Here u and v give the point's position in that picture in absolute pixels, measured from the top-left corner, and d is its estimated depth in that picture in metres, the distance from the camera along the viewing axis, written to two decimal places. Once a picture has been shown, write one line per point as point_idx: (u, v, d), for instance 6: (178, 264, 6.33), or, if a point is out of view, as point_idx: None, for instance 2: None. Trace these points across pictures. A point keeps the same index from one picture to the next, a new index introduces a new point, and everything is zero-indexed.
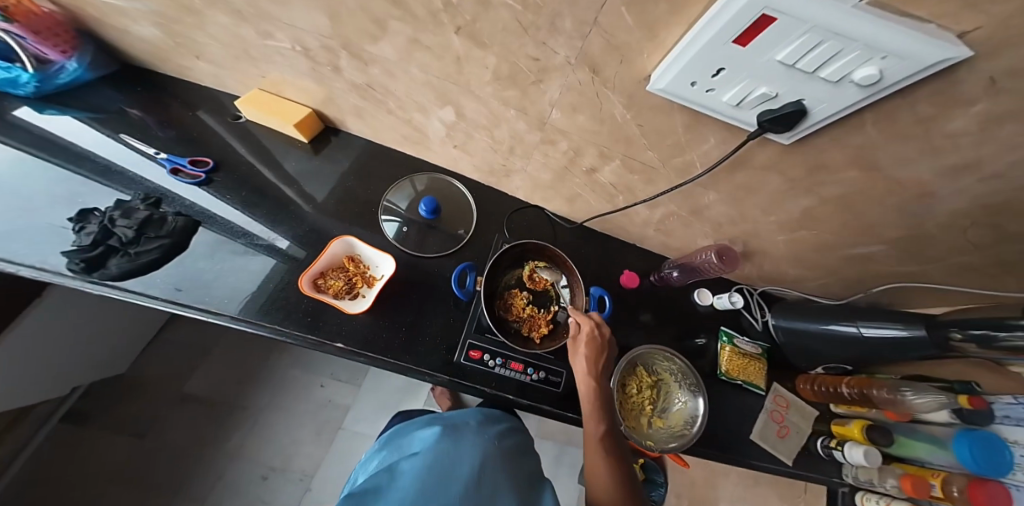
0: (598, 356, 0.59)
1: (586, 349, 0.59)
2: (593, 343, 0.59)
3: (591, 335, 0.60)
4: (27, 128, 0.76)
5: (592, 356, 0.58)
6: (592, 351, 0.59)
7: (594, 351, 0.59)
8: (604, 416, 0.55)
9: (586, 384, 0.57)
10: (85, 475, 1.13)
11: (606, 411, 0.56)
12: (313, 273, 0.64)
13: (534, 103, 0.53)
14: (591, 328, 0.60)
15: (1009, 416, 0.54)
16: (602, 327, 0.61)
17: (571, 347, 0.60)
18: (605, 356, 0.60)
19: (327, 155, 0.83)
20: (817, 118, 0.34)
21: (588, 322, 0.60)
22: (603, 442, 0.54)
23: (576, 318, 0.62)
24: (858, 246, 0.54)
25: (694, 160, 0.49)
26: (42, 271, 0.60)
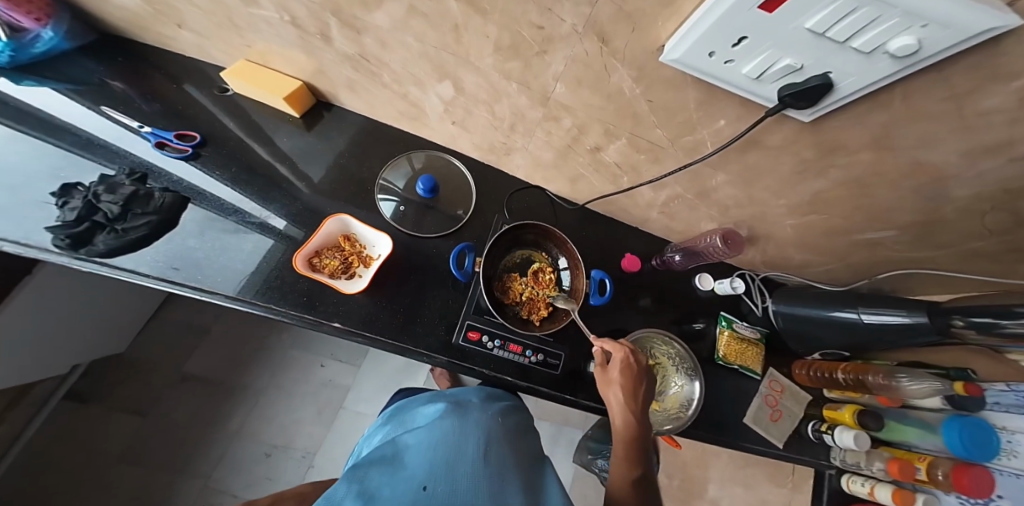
0: (635, 388, 0.54)
1: (620, 380, 0.54)
2: (629, 372, 0.55)
3: (626, 364, 0.55)
4: (5, 100, 0.74)
5: (628, 389, 0.54)
6: (627, 382, 0.54)
7: (629, 381, 0.54)
8: (639, 457, 0.51)
9: (623, 419, 0.53)
10: (91, 452, 1.14)
11: (641, 450, 0.52)
12: (309, 252, 0.63)
13: (538, 76, 0.50)
14: (626, 355, 0.55)
15: (999, 403, 0.57)
16: (638, 355, 0.56)
17: (603, 374, 0.56)
18: (642, 387, 0.55)
19: (321, 131, 0.80)
20: (844, 92, 0.32)
21: (621, 349, 0.55)
22: (635, 485, 0.50)
23: (608, 345, 0.57)
24: (866, 231, 0.53)
25: (704, 139, 0.48)
26: (27, 247, 0.59)
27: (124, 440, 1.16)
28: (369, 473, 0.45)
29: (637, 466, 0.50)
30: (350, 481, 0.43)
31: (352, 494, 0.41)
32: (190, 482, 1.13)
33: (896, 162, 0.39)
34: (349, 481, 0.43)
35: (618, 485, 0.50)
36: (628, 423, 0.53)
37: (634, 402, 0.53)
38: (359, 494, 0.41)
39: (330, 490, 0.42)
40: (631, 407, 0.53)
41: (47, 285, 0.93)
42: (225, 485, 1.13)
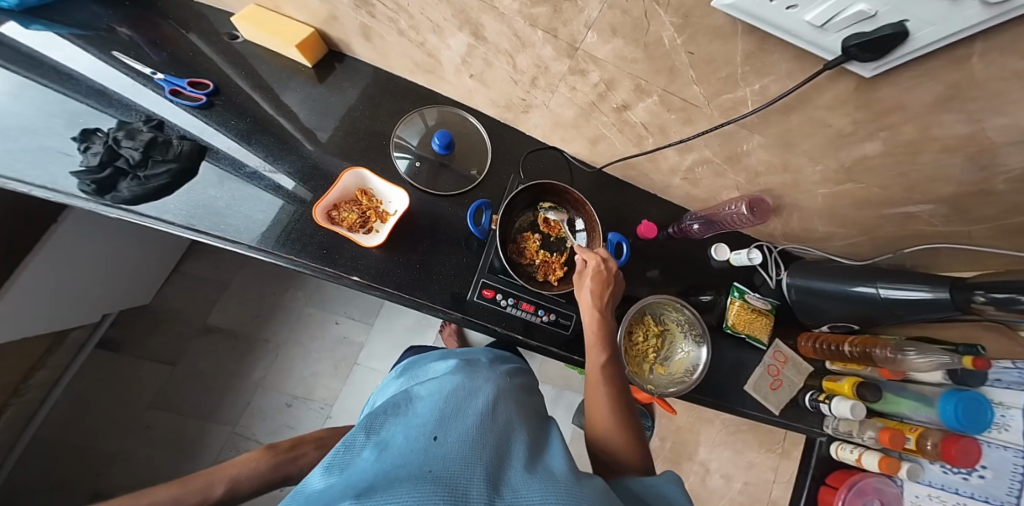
0: (603, 290, 0.55)
1: (591, 283, 0.55)
2: (599, 276, 0.56)
3: (598, 269, 0.56)
4: (13, 45, 0.72)
5: (596, 288, 0.55)
6: (596, 284, 0.55)
7: (599, 283, 0.56)
8: (607, 346, 0.52)
9: (590, 317, 0.54)
10: (123, 395, 1.20)
11: (609, 340, 0.53)
12: (327, 204, 0.63)
13: (567, 24, 0.47)
14: (597, 262, 0.57)
15: (1001, 380, 0.60)
16: (609, 262, 0.58)
17: (576, 281, 0.58)
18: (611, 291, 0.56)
19: (333, 82, 0.77)
20: (922, 42, 0.29)
21: (593, 255, 0.57)
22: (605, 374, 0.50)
23: (582, 253, 0.58)
24: (904, 202, 0.51)
25: (745, 98, 0.46)
26: (55, 192, 0.60)
27: (153, 387, 1.22)
28: (384, 423, 0.47)
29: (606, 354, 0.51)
30: (366, 431, 0.45)
31: (368, 443, 0.43)
32: (219, 428, 1.20)
33: (950, 127, 0.37)
34: (366, 431, 0.45)
35: (591, 374, 0.51)
36: (596, 320, 0.54)
37: (602, 301, 0.55)
38: (374, 442, 0.43)
39: (348, 438, 0.44)
40: (600, 306, 0.54)
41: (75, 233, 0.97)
42: (251, 431, 1.20)
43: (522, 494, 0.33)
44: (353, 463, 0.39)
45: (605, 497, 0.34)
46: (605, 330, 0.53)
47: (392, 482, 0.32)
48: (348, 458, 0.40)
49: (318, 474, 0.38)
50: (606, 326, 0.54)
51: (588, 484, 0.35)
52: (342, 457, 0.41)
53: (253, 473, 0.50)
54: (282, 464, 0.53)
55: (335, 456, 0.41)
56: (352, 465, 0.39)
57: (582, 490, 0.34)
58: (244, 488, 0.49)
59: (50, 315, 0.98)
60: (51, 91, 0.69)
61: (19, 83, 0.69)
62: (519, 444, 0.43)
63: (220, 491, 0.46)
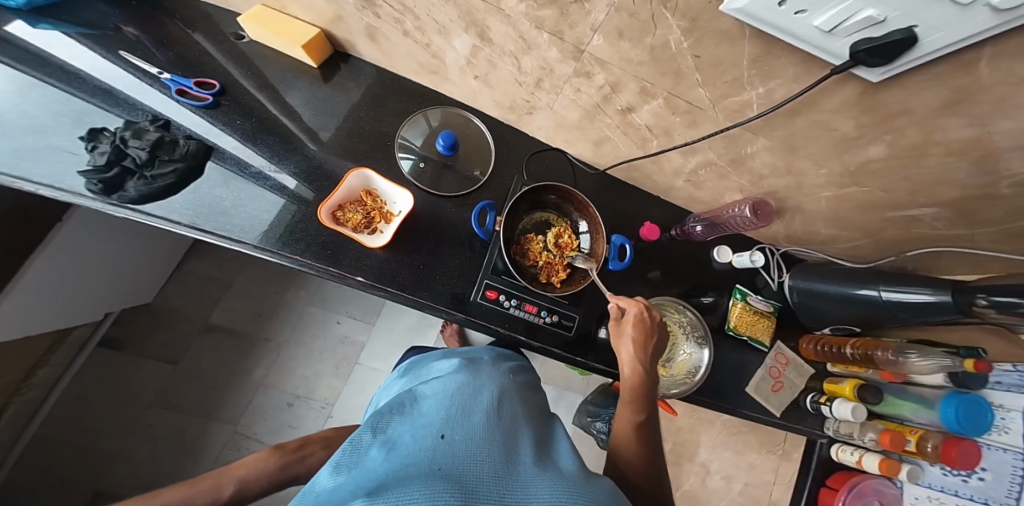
0: (646, 341, 0.54)
1: (633, 333, 0.54)
2: (643, 326, 0.55)
3: (640, 317, 0.55)
4: (19, 44, 0.72)
5: (639, 341, 0.54)
6: (639, 335, 0.54)
7: (642, 334, 0.54)
8: (645, 404, 0.50)
9: (631, 369, 0.53)
10: (125, 394, 1.20)
11: (648, 398, 0.51)
12: (333, 204, 0.63)
13: (574, 27, 0.48)
14: (640, 310, 0.55)
15: (1000, 382, 0.60)
16: (652, 311, 0.56)
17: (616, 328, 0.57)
18: (655, 343, 0.54)
19: (338, 82, 0.77)
20: (930, 48, 0.29)
21: (637, 303, 0.55)
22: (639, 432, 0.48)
23: (623, 300, 0.57)
24: (909, 205, 0.51)
25: (751, 101, 0.46)
26: (61, 191, 0.60)
27: (154, 386, 1.22)
28: (391, 423, 0.47)
29: (643, 412, 0.49)
30: (372, 431, 0.45)
31: (376, 442, 0.43)
32: (220, 427, 1.20)
33: (954, 132, 0.38)
34: (373, 431, 0.45)
35: (623, 431, 0.49)
36: (636, 373, 0.52)
37: (644, 354, 0.53)
38: (381, 441, 0.43)
39: (355, 438, 0.44)
40: (641, 358, 0.53)
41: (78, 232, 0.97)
42: (252, 431, 1.20)
43: (531, 491, 0.33)
44: (361, 462, 0.39)
45: (613, 494, 0.34)
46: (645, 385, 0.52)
47: (401, 481, 0.32)
48: (356, 457, 0.40)
49: (326, 473, 0.39)
50: (645, 380, 0.52)
51: (596, 481, 0.35)
52: (350, 457, 0.41)
53: (260, 473, 0.50)
54: (289, 464, 0.54)
55: (342, 456, 0.41)
56: (360, 464, 0.39)
57: (590, 488, 0.34)
58: (253, 487, 0.49)
59: (53, 314, 0.98)
60: (58, 91, 0.69)
61: (26, 83, 0.69)
62: (526, 441, 0.43)
63: (228, 492, 0.47)
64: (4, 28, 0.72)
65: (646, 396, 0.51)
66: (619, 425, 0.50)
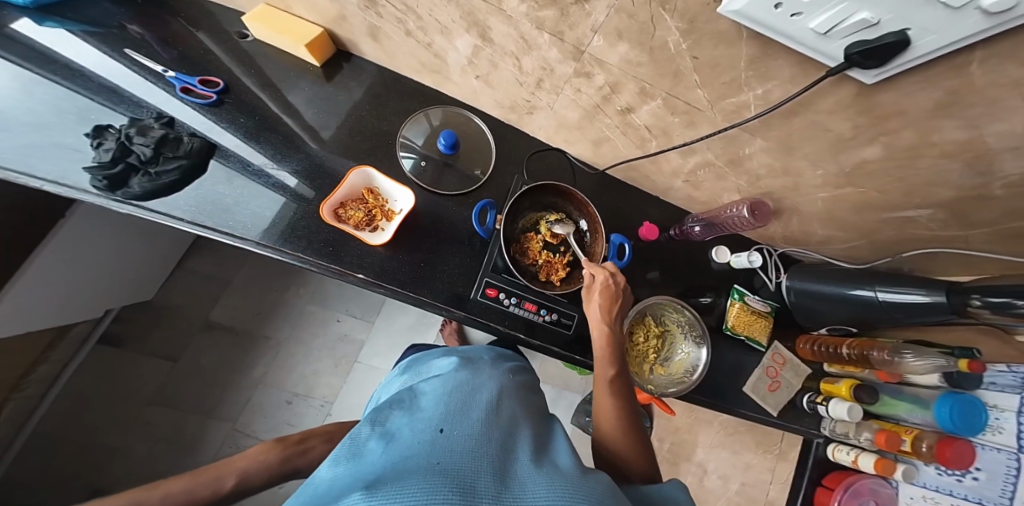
0: (612, 305, 0.55)
1: (599, 299, 0.55)
2: (609, 292, 0.56)
3: (606, 284, 0.56)
4: (25, 41, 0.72)
5: (605, 304, 0.55)
6: (605, 300, 0.55)
7: (608, 299, 0.56)
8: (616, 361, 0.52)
9: (599, 331, 0.54)
10: (124, 391, 1.20)
11: (618, 355, 0.53)
12: (334, 202, 0.63)
13: (574, 28, 0.48)
14: (606, 277, 0.57)
15: (994, 383, 0.61)
16: (617, 277, 0.58)
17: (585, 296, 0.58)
18: (620, 306, 0.56)
19: (340, 81, 0.77)
20: (922, 50, 0.29)
21: (602, 271, 0.57)
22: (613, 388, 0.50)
23: (589, 269, 0.58)
24: (905, 206, 0.52)
25: (749, 102, 0.47)
26: (65, 187, 0.60)
27: (154, 383, 1.22)
28: (390, 417, 0.48)
29: (616, 369, 0.51)
30: (372, 425, 0.46)
31: (374, 435, 0.43)
32: (219, 424, 1.20)
33: (948, 133, 0.38)
34: (372, 425, 0.46)
35: (601, 395, 0.50)
36: (605, 335, 0.53)
37: (611, 316, 0.54)
38: (381, 435, 0.43)
39: (354, 432, 0.45)
40: (609, 321, 0.54)
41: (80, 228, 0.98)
42: (252, 428, 1.20)
43: (528, 487, 0.33)
44: (360, 455, 0.40)
45: (609, 490, 0.35)
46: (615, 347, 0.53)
47: (401, 474, 0.32)
48: (355, 450, 0.41)
49: (325, 465, 0.39)
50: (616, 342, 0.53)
51: (592, 478, 0.36)
52: (350, 449, 0.41)
53: (261, 466, 0.50)
54: (290, 458, 0.54)
55: (342, 448, 0.42)
56: (360, 457, 0.39)
57: (586, 484, 0.34)
58: (254, 481, 0.50)
59: (54, 310, 0.98)
60: (63, 88, 0.70)
61: (30, 79, 0.70)
62: (524, 439, 0.43)
63: (229, 484, 0.47)
64: (10, 26, 0.73)
65: (619, 357, 0.52)
66: (597, 391, 0.51)
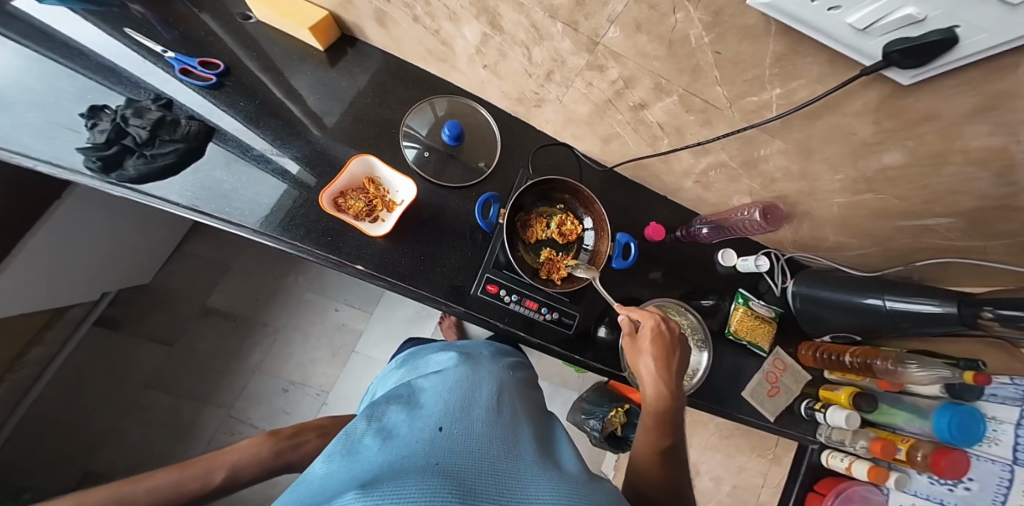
0: (667, 357, 0.52)
1: (651, 347, 0.53)
2: (660, 339, 0.53)
3: (656, 330, 0.54)
4: (26, 21, 0.72)
5: (658, 355, 0.52)
6: (658, 349, 0.52)
7: (661, 349, 0.53)
8: (670, 425, 0.47)
9: (651, 384, 0.51)
10: (118, 376, 1.19)
11: (675, 421, 0.48)
12: (334, 191, 0.61)
13: (589, 17, 0.46)
14: (657, 323, 0.55)
15: (996, 395, 0.60)
16: (670, 325, 0.55)
17: (633, 343, 0.56)
18: (675, 359, 0.53)
19: (345, 66, 0.75)
20: (968, 51, 0.28)
21: (653, 316, 0.55)
22: (661, 454, 0.45)
23: (638, 315, 0.57)
24: (923, 215, 0.51)
25: (770, 101, 0.45)
26: (60, 168, 0.59)
27: (149, 368, 1.21)
28: (387, 413, 0.47)
29: (667, 428, 0.47)
30: (368, 420, 0.45)
31: (371, 431, 0.42)
32: (214, 410, 1.19)
33: (972, 140, 0.37)
34: (369, 420, 0.45)
35: (644, 448, 0.46)
36: (659, 392, 0.50)
37: (665, 369, 0.51)
38: (377, 430, 0.42)
39: (351, 427, 0.44)
40: (662, 372, 0.51)
41: (77, 210, 0.97)
42: (247, 415, 1.19)
43: (530, 490, 0.32)
44: (356, 450, 0.39)
45: (612, 496, 0.33)
46: (668, 403, 0.49)
47: (398, 474, 0.31)
48: (351, 446, 0.40)
49: (319, 462, 0.38)
50: (669, 398, 0.50)
51: (593, 481, 0.35)
52: (345, 445, 0.40)
53: (253, 460, 0.50)
54: (283, 451, 0.53)
55: (337, 443, 0.41)
56: (355, 453, 0.38)
57: (590, 489, 0.33)
58: (245, 473, 0.49)
59: (51, 291, 0.98)
60: (65, 68, 0.69)
61: (31, 59, 0.69)
62: (526, 439, 0.42)
63: (220, 476, 0.46)
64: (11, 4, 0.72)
65: (669, 415, 0.48)
66: (639, 443, 0.47)
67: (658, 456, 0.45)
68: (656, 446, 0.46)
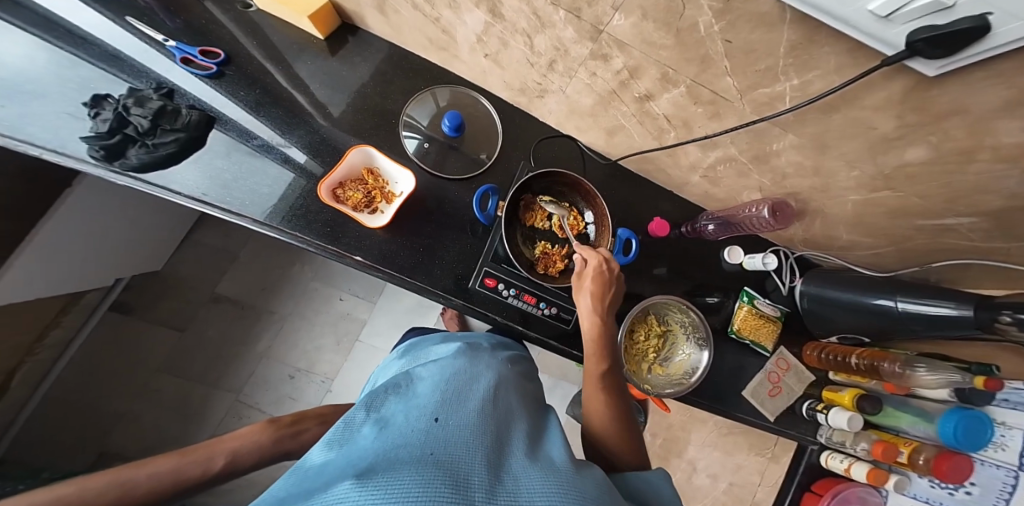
0: (604, 293, 0.53)
1: (590, 287, 0.53)
2: (601, 278, 0.54)
3: (599, 271, 0.54)
4: (34, 9, 0.72)
5: (597, 293, 0.53)
6: (597, 288, 0.53)
7: (600, 286, 0.54)
8: (605, 355, 0.51)
9: (590, 323, 0.53)
10: (132, 360, 1.21)
11: (607, 348, 0.52)
12: (333, 182, 0.61)
13: (592, 4, 0.44)
14: (599, 263, 0.55)
15: (1007, 400, 0.59)
16: (610, 263, 0.55)
17: (576, 283, 0.56)
18: (612, 292, 0.54)
19: (346, 55, 0.73)
20: (1000, 40, 0.26)
21: (595, 256, 0.55)
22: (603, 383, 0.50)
23: (582, 253, 0.56)
24: (943, 214, 0.48)
25: (783, 94, 0.43)
26: (64, 156, 0.59)
27: (160, 354, 1.23)
28: (385, 402, 0.46)
29: (604, 361, 0.50)
30: (366, 409, 0.45)
31: (369, 420, 0.42)
32: (223, 394, 1.21)
33: (1001, 136, 0.35)
34: (366, 409, 0.45)
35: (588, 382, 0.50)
36: (595, 327, 0.52)
37: (602, 305, 0.53)
38: (374, 419, 0.42)
39: (348, 416, 0.43)
40: (599, 309, 0.53)
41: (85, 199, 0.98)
42: (254, 400, 1.21)
43: (523, 483, 0.31)
44: (352, 439, 0.38)
45: (606, 491, 0.33)
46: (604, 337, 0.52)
47: (394, 464, 0.30)
48: (349, 434, 0.40)
49: (317, 450, 0.38)
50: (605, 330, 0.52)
51: (589, 476, 0.34)
52: (342, 434, 0.40)
53: (255, 447, 0.50)
54: (284, 439, 0.53)
55: (335, 432, 0.40)
56: (352, 441, 0.38)
57: (584, 482, 0.32)
58: (247, 458, 0.49)
59: (65, 280, 0.99)
60: (72, 56, 0.69)
61: (38, 48, 0.69)
62: (520, 432, 0.42)
63: (220, 462, 0.46)
64: None
65: (607, 348, 0.51)
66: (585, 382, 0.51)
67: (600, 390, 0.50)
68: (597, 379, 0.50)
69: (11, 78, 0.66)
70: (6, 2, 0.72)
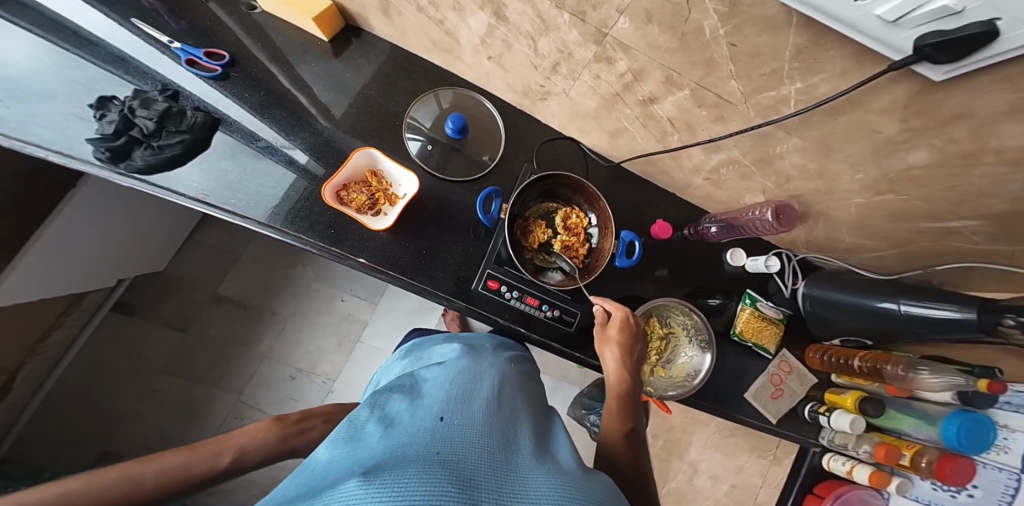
0: (632, 346, 0.54)
1: (617, 337, 0.54)
2: (628, 331, 0.55)
3: (626, 322, 0.55)
4: (39, 11, 0.72)
5: (624, 345, 0.54)
6: (626, 340, 0.54)
7: (627, 338, 0.55)
8: (631, 408, 0.51)
9: (616, 373, 0.53)
10: (134, 361, 1.21)
11: (632, 400, 0.52)
12: (336, 184, 0.61)
13: (598, 8, 0.45)
14: (626, 315, 0.55)
15: (1009, 403, 0.58)
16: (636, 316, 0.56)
17: (601, 333, 0.56)
18: (637, 347, 0.55)
19: (349, 57, 0.74)
20: (1008, 45, 0.26)
21: (622, 308, 0.55)
22: (628, 434, 0.49)
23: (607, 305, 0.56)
24: (947, 217, 0.48)
25: (788, 97, 0.43)
26: (70, 157, 0.59)
27: (162, 354, 1.23)
28: (390, 401, 0.46)
29: (629, 412, 0.50)
30: (371, 408, 0.45)
31: (373, 418, 0.42)
32: (225, 395, 1.21)
33: (1004, 140, 0.35)
34: (371, 407, 0.45)
35: (612, 430, 0.50)
36: (621, 378, 0.53)
37: (628, 357, 0.53)
38: (380, 417, 0.42)
39: (353, 414, 0.43)
40: (626, 361, 0.53)
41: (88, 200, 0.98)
42: (256, 401, 1.21)
43: (529, 484, 0.31)
44: (359, 437, 0.39)
45: (611, 495, 0.32)
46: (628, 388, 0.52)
47: (401, 462, 0.30)
48: (354, 432, 0.40)
49: (322, 447, 0.38)
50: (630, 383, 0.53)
51: (594, 479, 0.34)
52: (347, 432, 0.40)
53: (261, 445, 0.50)
54: (289, 437, 0.53)
55: (340, 430, 0.40)
56: (358, 439, 0.38)
57: (589, 486, 0.32)
58: (253, 457, 0.49)
59: (70, 280, 0.99)
60: (78, 57, 0.69)
61: (43, 49, 0.69)
62: (525, 433, 0.41)
63: (226, 461, 0.46)
64: None
65: (632, 400, 0.52)
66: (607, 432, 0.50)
67: (625, 438, 0.49)
68: (623, 431, 0.49)
69: (16, 79, 0.66)
70: (11, 3, 0.72)
